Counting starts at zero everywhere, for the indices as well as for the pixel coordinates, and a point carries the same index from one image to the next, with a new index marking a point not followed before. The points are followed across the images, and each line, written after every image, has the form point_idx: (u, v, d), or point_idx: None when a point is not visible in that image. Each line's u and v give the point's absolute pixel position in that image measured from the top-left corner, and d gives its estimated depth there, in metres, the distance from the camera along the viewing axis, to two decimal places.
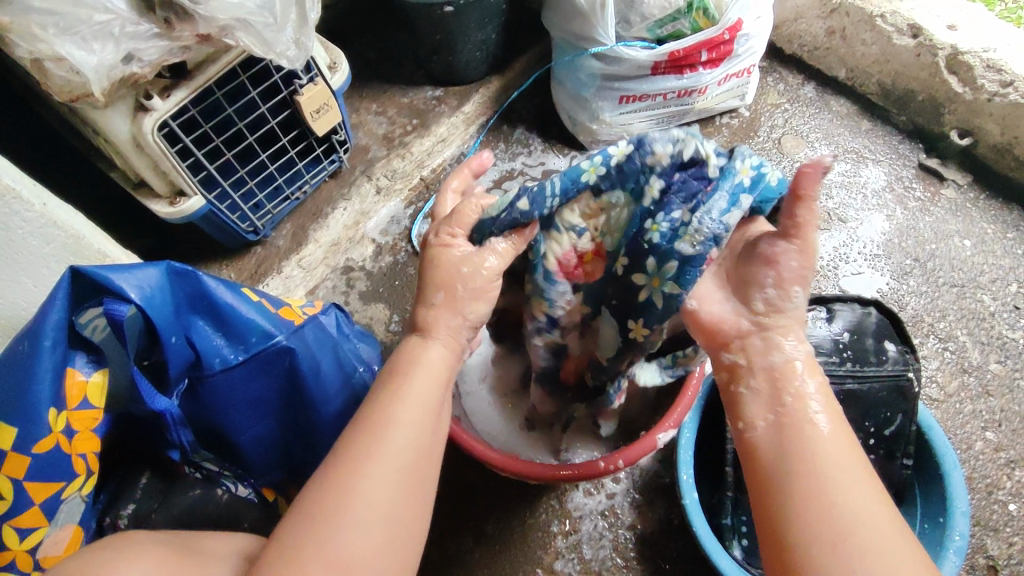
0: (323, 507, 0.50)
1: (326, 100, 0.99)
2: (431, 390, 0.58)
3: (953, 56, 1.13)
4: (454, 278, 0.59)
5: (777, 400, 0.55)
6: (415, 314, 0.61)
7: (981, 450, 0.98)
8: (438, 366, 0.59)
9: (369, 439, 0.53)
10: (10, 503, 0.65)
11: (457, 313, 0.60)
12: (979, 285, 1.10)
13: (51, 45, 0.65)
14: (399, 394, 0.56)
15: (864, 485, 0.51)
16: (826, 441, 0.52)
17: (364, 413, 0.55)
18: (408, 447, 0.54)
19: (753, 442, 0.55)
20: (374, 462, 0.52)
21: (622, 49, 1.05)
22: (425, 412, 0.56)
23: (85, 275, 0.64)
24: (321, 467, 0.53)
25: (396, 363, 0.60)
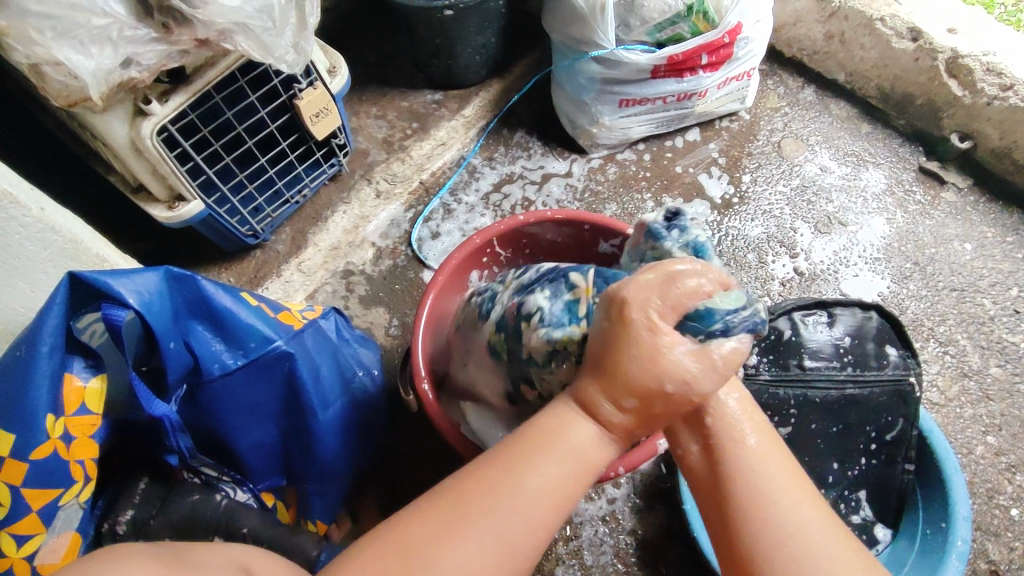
0: (415, 560, 0.51)
1: (326, 104, 0.99)
2: (565, 474, 0.56)
3: (953, 59, 1.13)
4: (660, 387, 0.55)
5: (702, 424, 0.60)
6: (591, 392, 0.57)
7: (982, 455, 0.97)
8: (583, 455, 0.57)
9: (483, 506, 0.53)
10: (8, 509, 0.65)
11: (640, 420, 0.58)
12: (979, 288, 1.10)
13: (49, 49, 0.65)
14: (531, 467, 0.55)
15: (796, 490, 0.56)
16: (754, 455, 0.57)
17: (489, 474, 0.55)
18: (518, 531, 0.53)
19: (694, 469, 0.60)
20: (476, 531, 0.52)
21: (622, 53, 1.05)
22: (548, 499, 0.55)
23: (83, 280, 0.64)
24: (427, 514, 0.54)
25: (540, 427, 0.58)
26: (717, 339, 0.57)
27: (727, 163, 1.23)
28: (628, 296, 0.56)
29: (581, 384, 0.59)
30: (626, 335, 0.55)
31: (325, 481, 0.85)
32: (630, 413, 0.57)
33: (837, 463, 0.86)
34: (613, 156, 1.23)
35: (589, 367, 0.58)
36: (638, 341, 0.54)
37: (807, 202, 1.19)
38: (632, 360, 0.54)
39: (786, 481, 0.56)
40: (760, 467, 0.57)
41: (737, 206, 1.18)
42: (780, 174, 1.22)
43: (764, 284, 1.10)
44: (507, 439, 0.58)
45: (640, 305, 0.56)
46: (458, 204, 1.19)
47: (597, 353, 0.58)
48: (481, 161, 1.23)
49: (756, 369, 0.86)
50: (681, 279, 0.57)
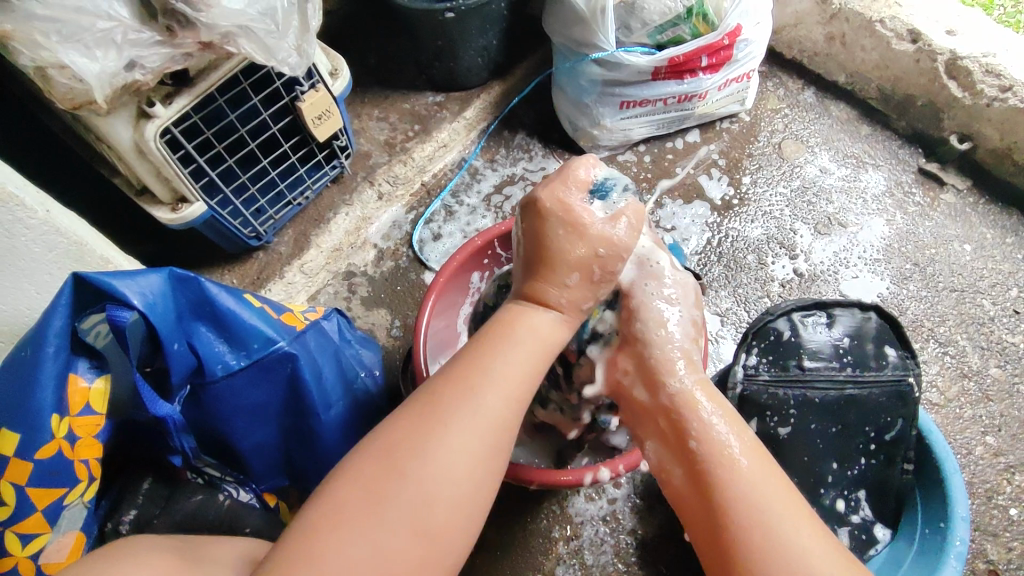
0: (404, 451, 0.56)
1: (328, 107, 1.00)
2: (526, 356, 0.62)
3: (952, 61, 1.13)
4: (591, 259, 0.65)
5: (685, 447, 0.63)
6: (534, 285, 0.66)
7: (981, 455, 0.98)
8: (539, 337, 0.64)
9: (456, 396, 0.58)
10: (13, 509, 0.65)
11: (585, 292, 0.66)
12: (979, 289, 1.11)
13: (54, 53, 0.65)
14: (493, 356, 0.61)
15: (785, 504, 0.57)
16: (741, 475, 0.59)
17: (455, 371, 0.61)
18: (495, 409, 0.59)
19: (682, 490, 0.63)
20: (457, 418, 0.57)
21: (622, 56, 1.05)
22: (514, 381, 0.61)
23: (87, 281, 0.65)
24: (405, 414, 0.59)
25: (493, 328, 0.65)
26: (620, 200, 0.67)
27: (727, 164, 1.23)
28: (537, 195, 0.67)
29: (524, 282, 0.68)
30: (544, 224, 0.65)
31: (327, 482, 0.85)
32: (576, 287, 0.65)
33: (837, 463, 0.87)
34: (613, 157, 1.24)
35: (527, 266, 0.67)
36: (556, 220, 0.65)
37: (807, 203, 1.19)
38: (557, 236, 0.65)
39: (773, 497, 0.57)
40: (746, 485, 0.58)
41: (737, 207, 1.19)
42: (779, 175, 1.22)
43: (764, 285, 1.11)
44: (465, 344, 0.65)
45: (552, 192, 0.66)
46: (459, 206, 1.20)
47: (529, 249, 0.67)
48: (482, 162, 1.24)
49: (754, 370, 0.86)
50: (573, 168, 0.68)
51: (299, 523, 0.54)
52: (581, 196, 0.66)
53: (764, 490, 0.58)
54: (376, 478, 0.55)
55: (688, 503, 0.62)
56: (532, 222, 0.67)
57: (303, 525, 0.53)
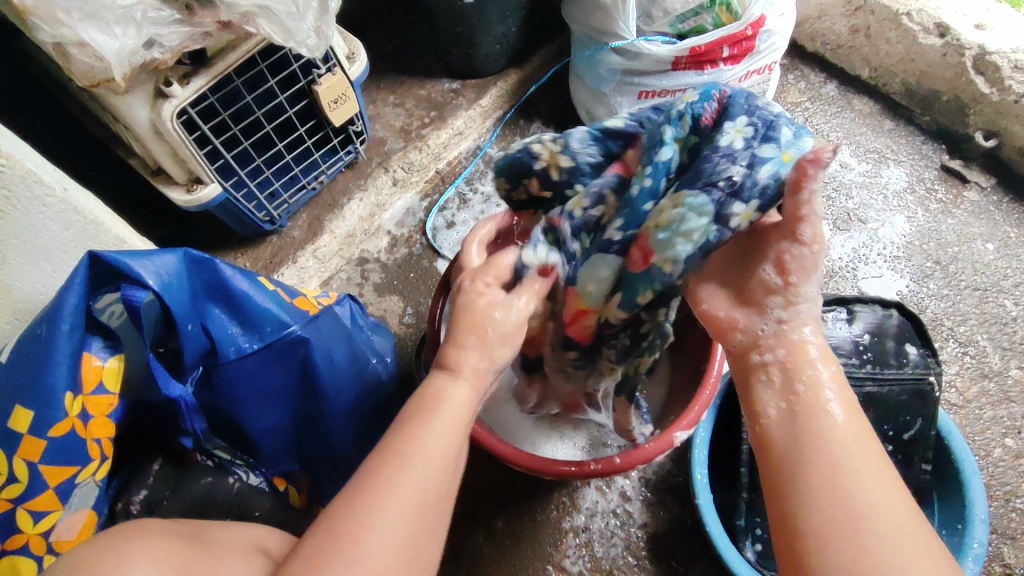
0: (329, 551, 0.49)
1: (344, 90, 0.99)
2: (448, 428, 0.57)
3: (980, 56, 1.11)
4: (487, 322, 0.61)
5: (789, 388, 0.56)
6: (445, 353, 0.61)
7: (1000, 457, 0.96)
8: (462, 409, 0.59)
9: (399, 468, 0.53)
10: (24, 487, 0.66)
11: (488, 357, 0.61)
12: (1001, 289, 1.09)
13: (75, 29, 0.64)
14: (416, 432, 0.56)
15: (871, 469, 0.51)
16: (842, 431, 0.53)
17: (381, 455, 0.55)
18: (423, 494, 0.53)
19: (771, 431, 0.55)
20: (386, 500, 0.51)
21: (642, 45, 1.04)
22: (435, 459, 0.55)
23: (103, 260, 0.65)
24: (331, 508, 0.52)
25: (413, 402, 0.60)
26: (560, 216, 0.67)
27: None
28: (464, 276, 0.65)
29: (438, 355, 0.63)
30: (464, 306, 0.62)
31: (336, 469, 0.86)
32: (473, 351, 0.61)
33: None
34: None
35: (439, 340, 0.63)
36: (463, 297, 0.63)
37: (826, 198, 1.18)
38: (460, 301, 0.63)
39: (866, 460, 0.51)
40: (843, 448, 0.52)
41: None
42: None
43: None
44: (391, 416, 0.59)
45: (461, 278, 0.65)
46: (474, 194, 1.19)
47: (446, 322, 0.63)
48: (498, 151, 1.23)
49: None
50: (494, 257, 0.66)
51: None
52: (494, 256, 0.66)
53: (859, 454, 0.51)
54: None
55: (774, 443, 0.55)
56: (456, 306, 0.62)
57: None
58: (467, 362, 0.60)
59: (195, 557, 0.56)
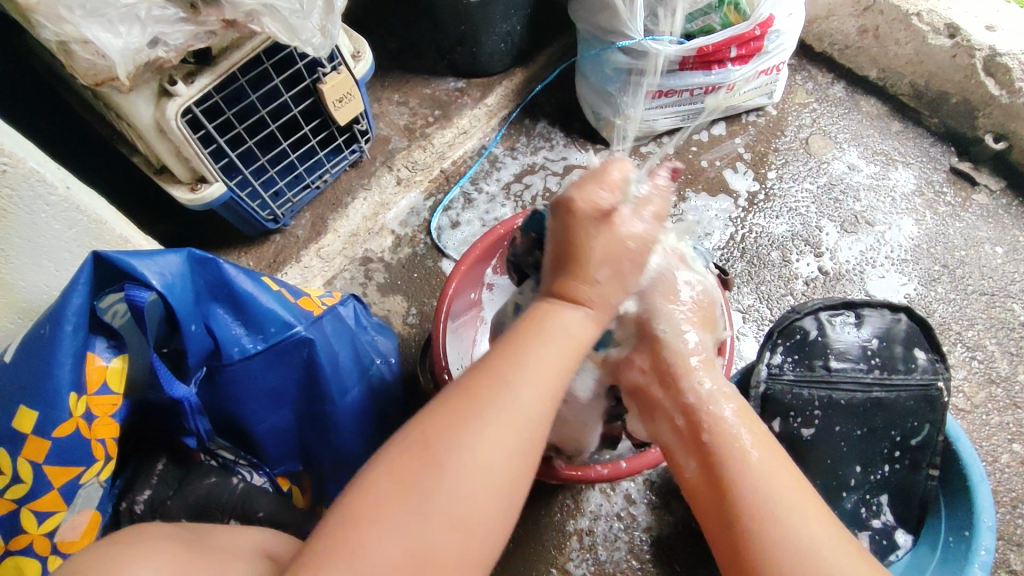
0: (437, 446, 0.52)
1: (349, 89, 0.98)
2: (564, 352, 0.57)
3: (991, 57, 1.10)
4: (622, 254, 0.61)
5: (697, 439, 0.62)
6: (562, 278, 0.61)
7: (1008, 463, 0.95)
8: (574, 334, 0.58)
9: (508, 376, 0.54)
10: (28, 487, 0.65)
11: (617, 288, 0.61)
12: (1009, 294, 1.08)
13: (77, 27, 0.64)
14: (529, 350, 0.56)
15: (792, 491, 0.56)
16: (754, 464, 0.58)
17: (493, 368, 0.55)
18: (533, 410, 0.54)
19: (695, 482, 0.62)
20: (496, 406, 0.53)
21: (649, 44, 1.02)
22: (545, 377, 0.55)
23: (106, 260, 0.65)
24: (441, 407, 0.54)
25: (525, 321, 0.59)
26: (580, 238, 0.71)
27: (753, 159, 1.21)
28: (571, 194, 0.63)
29: (552, 280, 0.62)
30: (578, 228, 0.61)
31: (340, 472, 0.84)
32: (604, 286, 0.60)
33: (859, 467, 0.85)
34: (636, 149, 1.22)
35: (554, 265, 0.63)
36: (587, 223, 0.61)
37: (833, 200, 1.17)
38: (585, 235, 0.60)
39: (782, 483, 0.57)
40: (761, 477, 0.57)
41: (762, 202, 1.17)
42: (806, 171, 1.20)
43: (788, 283, 1.09)
44: (506, 331, 0.60)
45: (582, 197, 0.62)
46: (478, 193, 1.18)
47: (558, 245, 0.62)
48: (502, 150, 1.22)
49: (779, 369, 0.85)
50: (608, 168, 0.64)
51: (325, 524, 0.50)
52: (618, 197, 0.62)
53: (777, 478, 0.57)
54: (406, 476, 0.51)
55: (700, 495, 0.61)
56: (564, 221, 0.62)
57: (329, 527, 0.50)
58: (591, 292, 0.60)
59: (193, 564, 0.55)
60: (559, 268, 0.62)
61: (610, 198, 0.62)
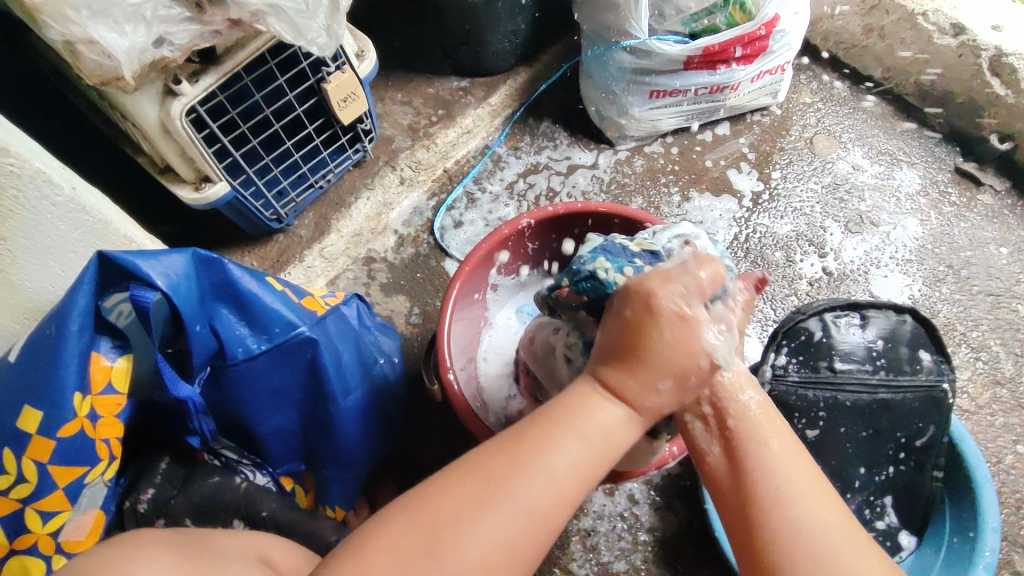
0: (443, 535, 0.50)
1: (354, 89, 0.98)
2: (593, 451, 0.55)
3: (997, 57, 1.10)
4: (690, 367, 0.57)
5: (722, 426, 0.60)
6: (619, 372, 0.57)
7: (1012, 464, 0.95)
8: (610, 436, 0.56)
9: (530, 465, 0.53)
10: (33, 487, 0.65)
11: (672, 399, 0.58)
12: (1015, 294, 1.08)
13: (83, 27, 0.64)
14: (554, 442, 0.54)
15: (811, 489, 0.56)
16: (778, 461, 0.57)
17: (514, 458, 0.53)
18: (545, 511, 0.52)
19: (717, 470, 0.59)
20: (509, 501, 0.51)
21: (654, 44, 1.02)
22: (566, 480, 0.53)
23: (111, 260, 0.65)
24: (460, 481, 0.53)
25: (560, 406, 0.57)
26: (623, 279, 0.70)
27: (757, 159, 1.20)
28: (659, 290, 0.57)
29: (604, 366, 0.58)
30: (649, 329, 0.56)
31: (346, 470, 0.84)
32: (665, 393, 0.57)
33: (864, 468, 0.85)
34: (640, 148, 1.22)
35: (609, 351, 0.59)
36: (671, 334, 0.56)
37: (838, 200, 1.16)
38: (661, 340, 0.56)
39: (806, 486, 0.56)
40: (782, 472, 0.56)
41: (766, 202, 1.16)
42: (811, 171, 1.19)
43: (792, 284, 1.09)
44: (543, 406, 0.58)
45: (671, 299, 0.57)
46: (482, 193, 1.18)
47: (619, 336, 0.58)
48: (506, 150, 1.22)
49: (784, 370, 0.84)
50: (696, 268, 0.60)
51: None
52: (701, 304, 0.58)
53: (797, 476, 0.56)
54: (409, 554, 0.50)
55: (718, 480, 0.59)
56: (636, 315, 0.57)
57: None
58: (646, 395, 0.57)
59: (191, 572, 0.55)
60: (621, 359, 0.57)
61: (695, 309, 0.58)
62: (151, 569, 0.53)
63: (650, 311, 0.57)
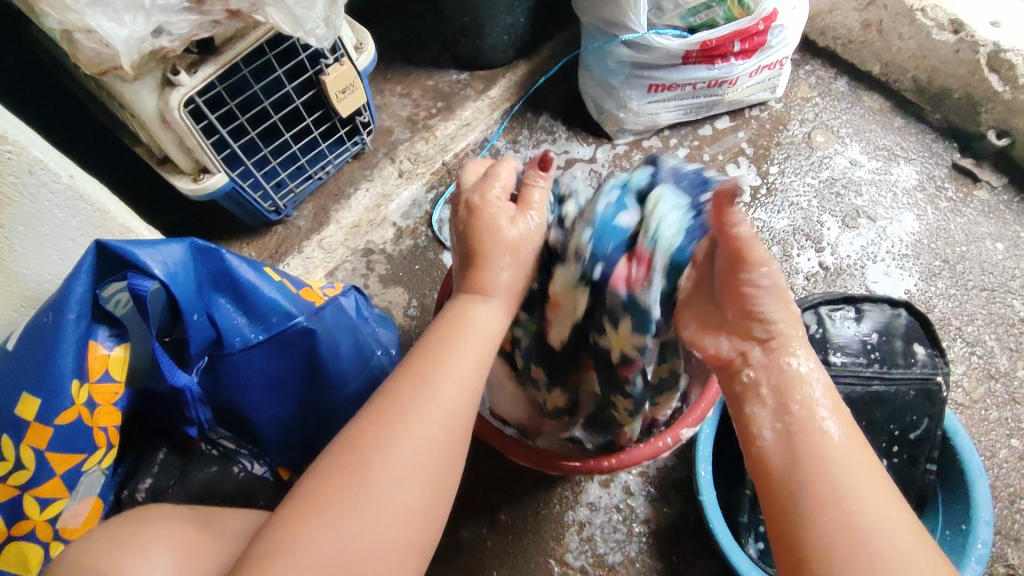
0: (376, 438, 0.53)
1: (352, 81, 0.98)
2: (478, 346, 0.61)
3: (995, 53, 1.11)
4: (519, 244, 0.63)
5: (783, 408, 0.57)
6: (473, 274, 0.64)
7: (1005, 459, 0.96)
8: (485, 331, 0.62)
9: (433, 367, 0.58)
10: (31, 474, 0.66)
11: (517, 276, 0.64)
12: (1010, 289, 1.08)
13: (82, 16, 0.64)
14: (447, 349, 0.59)
15: (875, 485, 0.52)
16: (838, 449, 0.54)
17: (414, 363, 0.58)
18: (457, 396, 0.57)
19: (768, 451, 0.56)
20: (420, 400, 0.56)
21: (653, 37, 1.02)
22: (463, 374, 0.58)
23: (109, 248, 0.65)
24: (374, 403, 0.56)
25: (441, 324, 0.62)
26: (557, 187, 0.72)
27: (755, 154, 1.21)
28: (469, 196, 0.66)
29: (461, 279, 0.65)
30: (472, 224, 0.64)
31: None
32: (508, 271, 0.63)
33: None
34: (638, 142, 1.22)
35: (462, 267, 0.66)
36: (485, 219, 0.64)
37: (835, 195, 1.17)
38: (485, 231, 0.63)
39: (864, 473, 0.53)
40: (848, 463, 0.53)
41: (764, 196, 1.17)
42: (808, 166, 1.20)
43: (788, 277, 1.09)
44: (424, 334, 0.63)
45: (478, 195, 0.66)
46: None
47: (461, 249, 0.66)
48: (505, 143, 1.22)
49: None
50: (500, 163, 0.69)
51: (268, 531, 0.50)
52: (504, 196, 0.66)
53: (860, 470, 0.53)
54: (343, 469, 0.52)
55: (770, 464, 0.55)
56: (465, 223, 0.65)
57: (272, 531, 0.50)
58: (495, 280, 0.63)
59: (194, 556, 0.54)
60: (464, 262, 0.65)
61: (489, 192, 0.66)
62: (153, 542, 0.54)
63: (472, 211, 0.65)
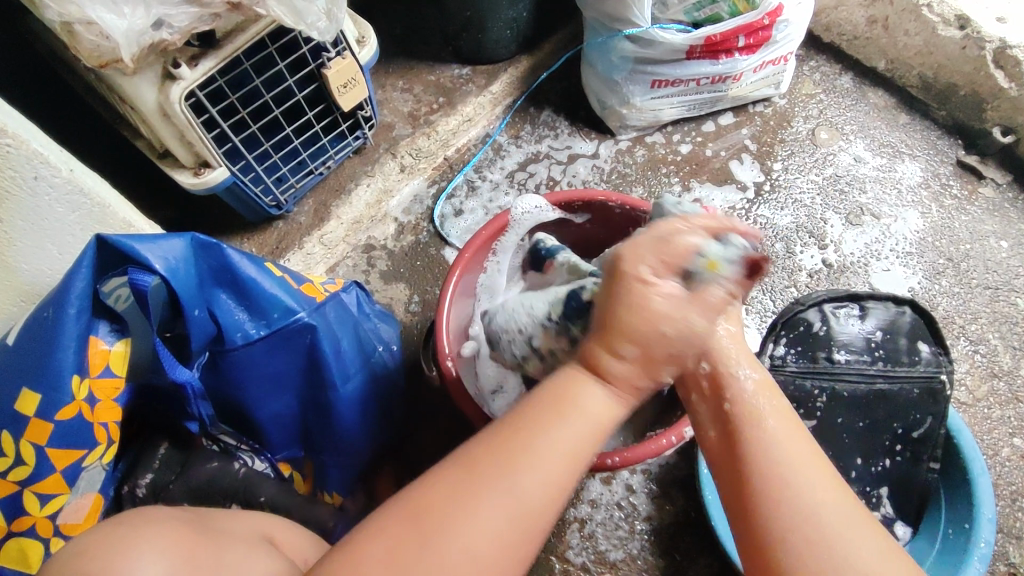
0: (434, 522, 0.51)
1: (354, 75, 0.97)
2: (582, 435, 0.55)
3: (1001, 49, 1.10)
4: (651, 328, 0.54)
5: (720, 407, 0.58)
6: (594, 352, 0.56)
7: (1008, 457, 0.96)
8: (594, 417, 0.55)
9: (524, 450, 0.53)
10: (31, 469, 0.65)
11: (642, 372, 0.56)
12: (1014, 287, 1.08)
13: (81, 8, 0.64)
14: (541, 430, 0.54)
15: (809, 471, 0.54)
16: (775, 439, 0.55)
17: (492, 441, 0.54)
18: (537, 492, 0.52)
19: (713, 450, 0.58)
20: (493, 489, 0.52)
21: (657, 32, 1.02)
22: (553, 472, 0.53)
23: (109, 243, 0.64)
24: (444, 474, 0.54)
25: (550, 390, 0.57)
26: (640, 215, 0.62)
27: (759, 150, 1.20)
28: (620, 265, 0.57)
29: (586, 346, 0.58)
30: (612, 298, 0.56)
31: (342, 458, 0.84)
32: (630, 362, 0.55)
33: (861, 459, 0.85)
34: (641, 138, 1.21)
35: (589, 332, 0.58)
36: (632, 299, 0.55)
37: (839, 192, 1.16)
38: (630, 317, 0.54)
39: (801, 460, 0.54)
40: (779, 449, 0.54)
41: (767, 193, 1.16)
42: (812, 162, 1.19)
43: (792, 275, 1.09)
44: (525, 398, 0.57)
45: (636, 264, 0.56)
46: (482, 182, 1.18)
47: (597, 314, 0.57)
48: (506, 139, 1.21)
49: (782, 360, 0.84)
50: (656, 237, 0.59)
51: None
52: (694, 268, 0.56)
53: (794, 453, 0.55)
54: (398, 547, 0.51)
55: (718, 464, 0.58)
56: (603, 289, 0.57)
57: None
58: (614, 369, 0.55)
59: (196, 552, 0.55)
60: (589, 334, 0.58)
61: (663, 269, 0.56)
62: (156, 530, 0.55)
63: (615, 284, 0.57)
